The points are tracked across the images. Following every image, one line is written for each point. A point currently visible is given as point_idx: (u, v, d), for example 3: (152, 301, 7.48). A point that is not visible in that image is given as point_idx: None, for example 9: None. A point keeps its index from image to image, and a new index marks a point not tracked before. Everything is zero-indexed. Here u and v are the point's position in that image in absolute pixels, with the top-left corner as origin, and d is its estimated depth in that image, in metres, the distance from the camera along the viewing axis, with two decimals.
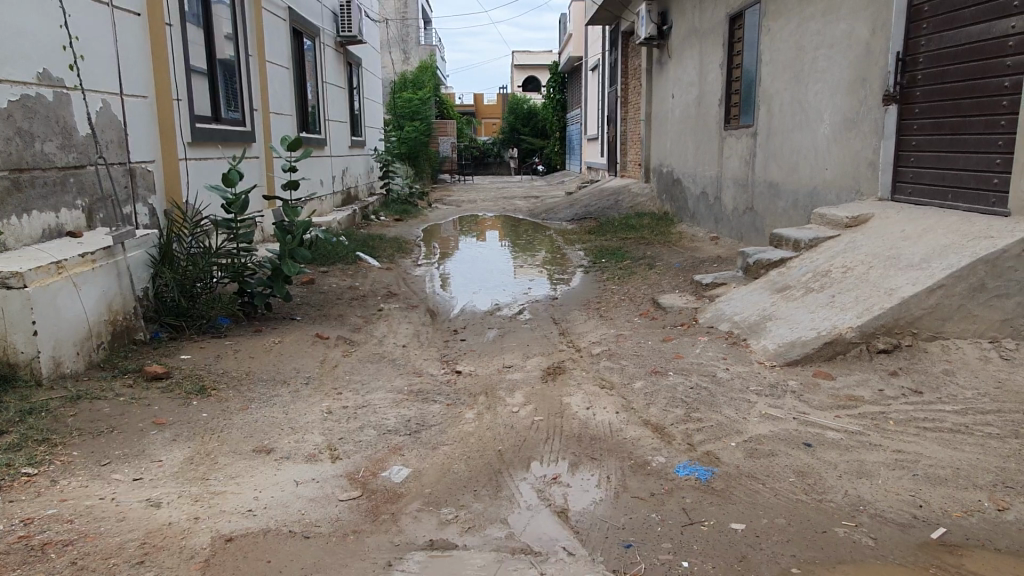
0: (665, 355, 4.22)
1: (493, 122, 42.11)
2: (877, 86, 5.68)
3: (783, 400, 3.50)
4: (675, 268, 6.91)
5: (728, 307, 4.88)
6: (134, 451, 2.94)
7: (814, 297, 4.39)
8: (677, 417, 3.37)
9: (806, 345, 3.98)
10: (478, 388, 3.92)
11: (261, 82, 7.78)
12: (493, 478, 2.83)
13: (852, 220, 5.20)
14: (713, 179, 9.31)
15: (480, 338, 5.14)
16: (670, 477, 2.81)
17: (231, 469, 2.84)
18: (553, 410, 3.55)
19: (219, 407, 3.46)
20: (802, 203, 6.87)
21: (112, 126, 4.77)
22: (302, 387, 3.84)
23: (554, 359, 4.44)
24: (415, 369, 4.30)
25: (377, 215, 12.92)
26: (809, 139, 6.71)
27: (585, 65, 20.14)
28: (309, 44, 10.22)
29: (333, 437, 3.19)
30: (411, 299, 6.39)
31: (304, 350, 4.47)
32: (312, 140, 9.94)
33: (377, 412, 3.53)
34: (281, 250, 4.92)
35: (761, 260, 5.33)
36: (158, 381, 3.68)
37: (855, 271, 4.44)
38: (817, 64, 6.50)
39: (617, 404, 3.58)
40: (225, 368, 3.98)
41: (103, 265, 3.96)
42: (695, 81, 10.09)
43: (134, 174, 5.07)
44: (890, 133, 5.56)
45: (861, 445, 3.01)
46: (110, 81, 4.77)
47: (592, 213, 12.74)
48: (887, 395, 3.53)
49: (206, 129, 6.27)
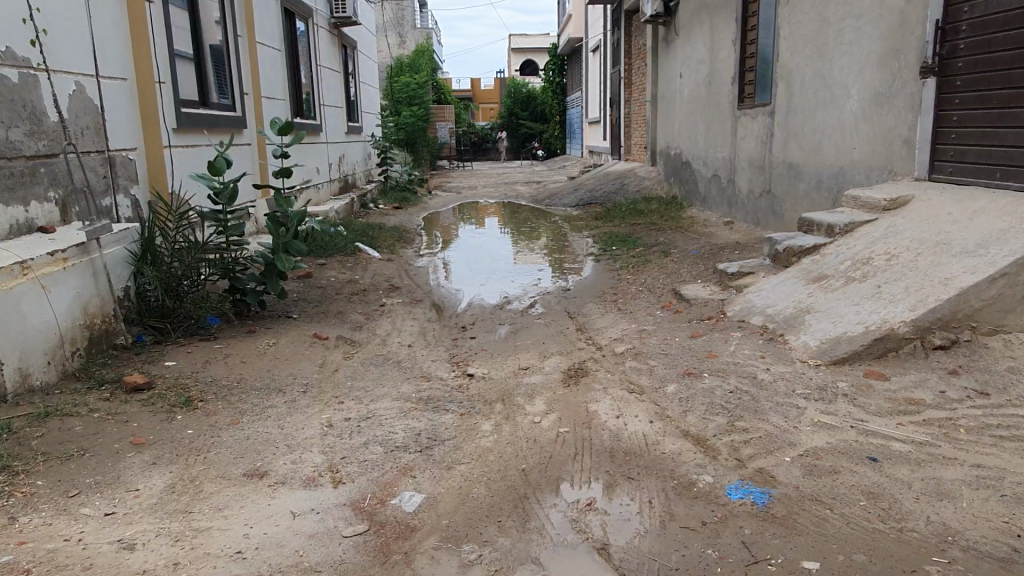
0: (697, 354, 3.85)
1: (490, 107, 41.58)
2: (912, 57, 5.28)
3: (835, 406, 3.13)
4: (693, 255, 6.53)
5: (759, 299, 4.51)
6: (108, 478, 2.57)
7: (857, 287, 4.03)
8: (719, 427, 3.00)
9: (854, 341, 3.61)
10: (494, 394, 3.56)
11: (251, 64, 7.36)
12: (519, 505, 2.48)
13: (890, 202, 4.82)
14: (726, 160, 8.93)
15: (491, 335, 4.77)
16: (721, 501, 2.45)
17: (218, 499, 2.48)
18: (579, 419, 3.19)
19: (206, 423, 3.09)
20: (827, 186, 6.48)
21: (86, 111, 4.39)
22: (300, 396, 3.47)
23: (574, 359, 4.07)
24: (423, 373, 3.93)
25: (374, 204, 12.53)
26: (835, 118, 6.32)
27: (585, 46, 19.64)
28: (302, 26, 9.78)
29: (334, 456, 2.83)
30: (415, 293, 6.01)
31: (302, 353, 4.10)
32: (307, 125, 9.56)
33: (384, 424, 3.16)
34: (274, 243, 4.55)
35: (792, 247, 4.95)
36: (138, 392, 3.30)
37: (901, 258, 4.07)
38: (843, 37, 6.10)
39: (651, 411, 3.21)
40: (215, 376, 3.61)
41: (76, 263, 3.57)
42: (705, 59, 9.68)
43: (114, 162, 4.69)
44: (928, 108, 5.16)
45: (936, 460, 2.65)
46: (83, 62, 4.37)
47: (598, 198, 12.34)
48: (951, 398, 3.16)
49: (193, 114, 5.87)
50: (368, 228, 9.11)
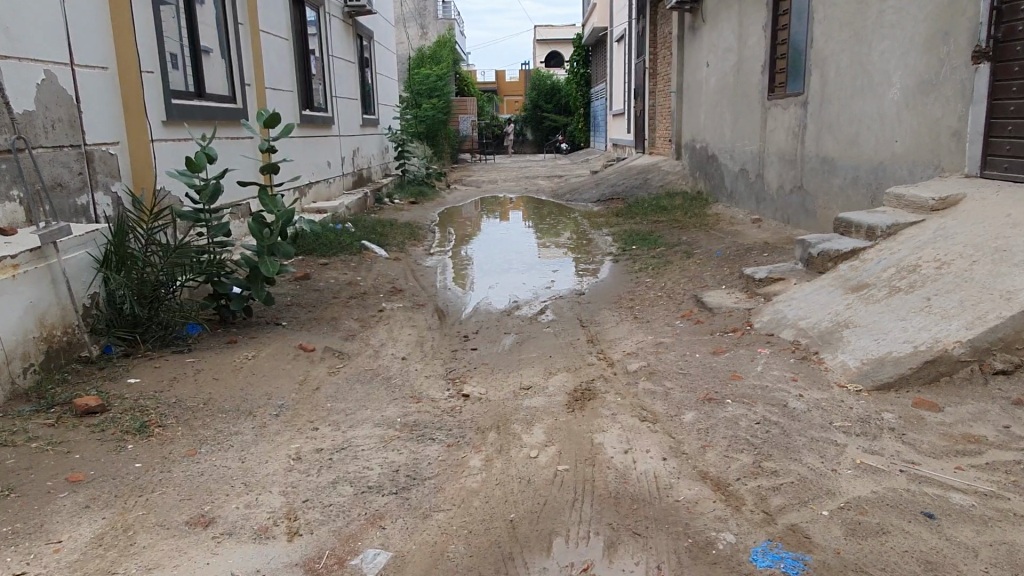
0: (719, 374, 3.41)
1: (514, 100, 41.12)
2: (963, 40, 4.76)
3: (881, 444, 2.69)
4: (718, 257, 6.07)
5: (790, 311, 4.05)
6: (30, 526, 2.24)
7: (903, 299, 3.55)
8: (743, 468, 2.58)
9: (900, 363, 3.15)
10: (488, 420, 3.16)
11: (254, 54, 7.02)
12: (501, 570, 2.09)
13: (939, 202, 4.32)
14: (755, 154, 8.41)
15: (494, 346, 4.37)
16: (744, 570, 2.04)
17: (150, 556, 2.13)
18: (581, 454, 2.78)
19: (158, 454, 2.74)
20: (864, 182, 5.99)
21: (58, 102, 4.05)
22: (270, 421, 3.11)
23: (581, 377, 3.66)
24: (414, 392, 3.55)
25: (391, 198, 12.17)
26: (875, 108, 5.80)
27: (610, 36, 19.08)
28: (313, 16, 9.45)
29: (295, 499, 2.46)
30: (418, 296, 5.63)
31: (282, 367, 3.74)
32: (317, 118, 9.21)
33: (359, 458, 2.78)
34: (258, 246, 4.19)
35: (828, 251, 4.47)
36: (90, 417, 2.97)
37: (953, 267, 3.59)
38: (885, 20, 5.58)
39: (664, 446, 2.79)
40: (181, 395, 3.26)
41: (28, 270, 3.21)
42: (733, 47, 9.15)
43: (92, 159, 4.32)
44: (981, 97, 4.64)
45: (1006, 519, 2.20)
46: (55, 49, 4.04)
47: (620, 193, 11.87)
48: (1018, 434, 2.69)
49: (185, 106, 5.53)
50: (379, 225, 8.75)
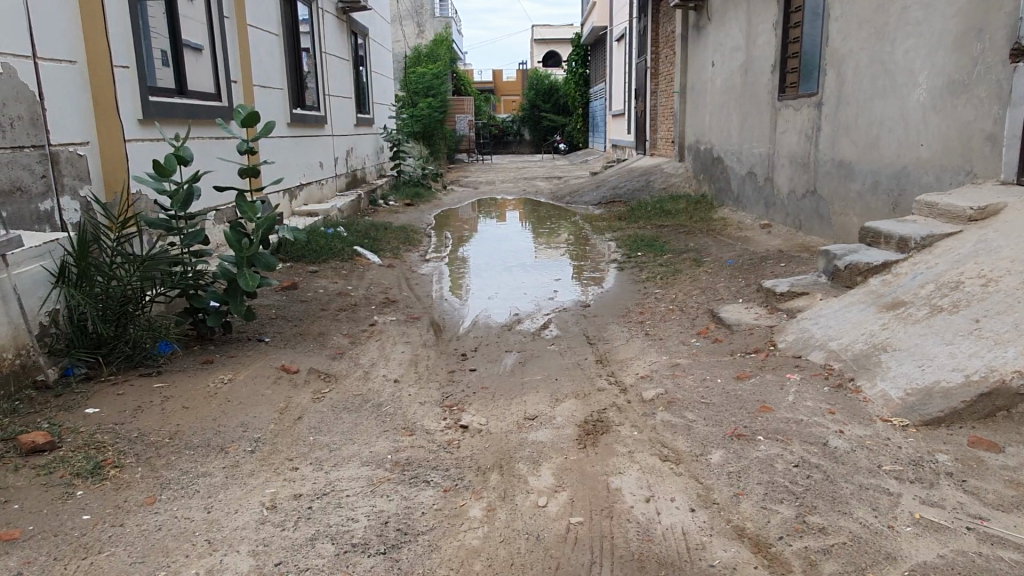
0: (746, 405, 3.07)
1: (511, 99, 40.82)
2: (999, 38, 4.44)
3: (940, 493, 2.35)
4: (730, 267, 5.72)
5: (818, 329, 3.72)
6: None
7: (947, 319, 3.22)
8: (785, 524, 2.23)
9: (951, 396, 2.81)
10: (489, 458, 2.81)
11: (241, 49, 6.66)
12: None
13: (977, 211, 4.00)
14: (765, 156, 8.07)
15: (494, 367, 4.03)
16: None
17: None
18: (597, 503, 2.43)
19: (110, 502, 2.38)
20: (885, 188, 5.66)
21: (18, 98, 3.68)
22: (244, 459, 2.75)
23: (592, 405, 3.31)
24: (406, 423, 3.19)
25: (385, 199, 11.79)
26: (897, 110, 5.48)
27: (610, 35, 18.74)
28: (305, 11, 9.07)
29: (266, 562, 2.11)
30: (413, 308, 5.28)
31: (262, 393, 3.39)
32: (309, 117, 8.84)
33: (343, 506, 2.43)
34: (236, 256, 3.82)
35: (857, 264, 4.14)
36: (37, 455, 2.62)
37: (1002, 284, 3.25)
38: (910, 17, 5.25)
39: (690, 494, 2.45)
40: (143, 429, 2.91)
41: None
42: (741, 46, 8.81)
43: (57, 160, 3.96)
44: (1019, 98, 4.30)
45: None
46: (17, 39, 3.68)
47: (622, 196, 11.52)
48: None
49: (163, 104, 5.17)
50: (372, 228, 8.39)
